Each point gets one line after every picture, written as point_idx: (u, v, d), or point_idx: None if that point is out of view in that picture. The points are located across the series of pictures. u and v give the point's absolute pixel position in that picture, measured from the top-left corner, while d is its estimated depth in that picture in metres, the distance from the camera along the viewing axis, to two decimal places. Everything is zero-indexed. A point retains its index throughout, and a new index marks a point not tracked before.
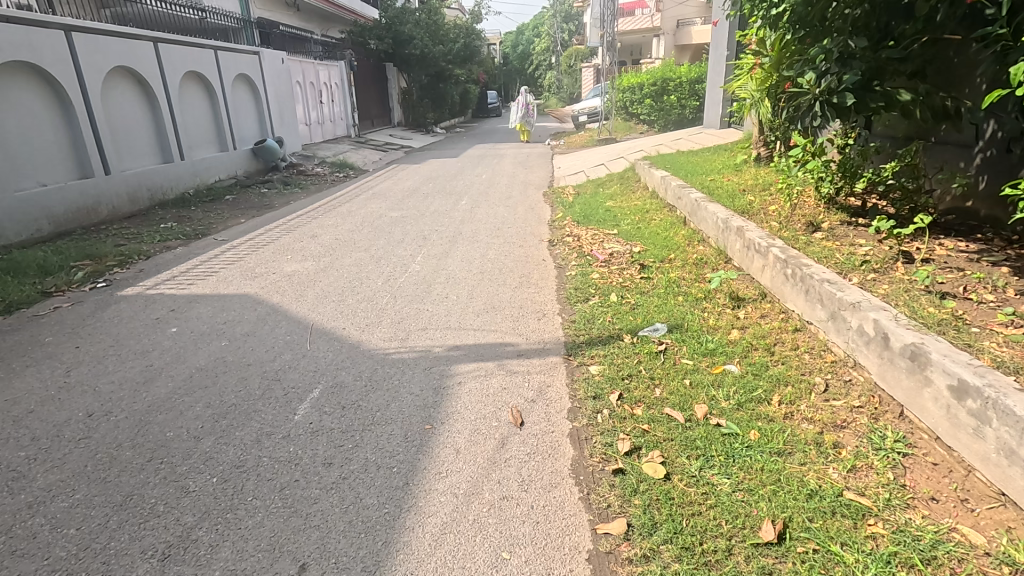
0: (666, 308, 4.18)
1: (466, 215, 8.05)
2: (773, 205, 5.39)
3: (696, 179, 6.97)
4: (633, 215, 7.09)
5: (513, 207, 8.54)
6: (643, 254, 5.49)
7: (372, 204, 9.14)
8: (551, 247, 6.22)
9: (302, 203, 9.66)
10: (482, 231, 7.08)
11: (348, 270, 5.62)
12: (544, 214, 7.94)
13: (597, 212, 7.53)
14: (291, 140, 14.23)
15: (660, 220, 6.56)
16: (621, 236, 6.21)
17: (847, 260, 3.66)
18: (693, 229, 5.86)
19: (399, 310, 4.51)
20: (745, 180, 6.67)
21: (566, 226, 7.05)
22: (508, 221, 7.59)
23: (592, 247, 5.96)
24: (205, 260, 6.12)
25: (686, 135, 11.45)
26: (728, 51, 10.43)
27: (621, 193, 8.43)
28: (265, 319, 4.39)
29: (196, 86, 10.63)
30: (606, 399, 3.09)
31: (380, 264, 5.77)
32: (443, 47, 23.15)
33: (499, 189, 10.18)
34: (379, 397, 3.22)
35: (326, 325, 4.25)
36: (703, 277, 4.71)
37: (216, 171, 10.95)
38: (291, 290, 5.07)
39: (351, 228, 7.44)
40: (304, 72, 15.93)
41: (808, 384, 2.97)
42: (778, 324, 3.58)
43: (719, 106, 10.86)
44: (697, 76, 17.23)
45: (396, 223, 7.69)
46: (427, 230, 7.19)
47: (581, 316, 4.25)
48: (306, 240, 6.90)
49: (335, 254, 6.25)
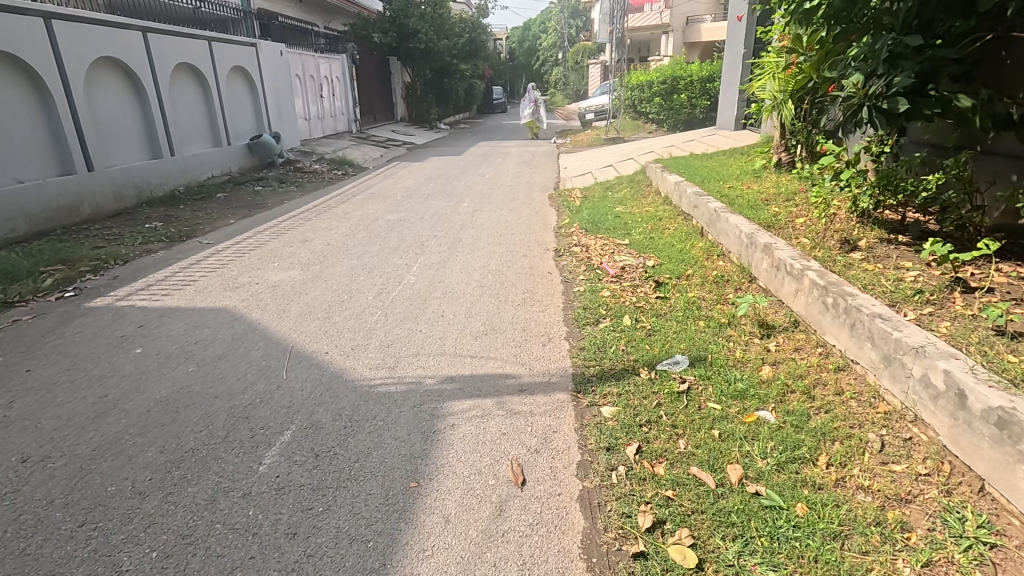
0: (685, 336, 3.74)
1: (468, 219, 7.62)
2: (801, 218, 4.93)
3: (713, 186, 6.52)
4: (645, 223, 6.64)
5: (517, 211, 8.09)
6: (657, 269, 5.05)
7: (369, 205, 8.71)
8: (557, 258, 5.78)
9: (297, 202, 9.23)
10: (484, 238, 6.65)
11: (337, 281, 5.19)
12: (550, 220, 7.49)
13: (606, 219, 7.08)
14: (289, 135, 13.79)
15: (675, 230, 6.12)
16: (633, 248, 5.77)
17: (896, 289, 3.22)
18: (712, 241, 5.42)
19: (390, 331, 4.08)
20: (766, 188, 6.21)
21: (573, 234, 6.62)
22: (511, 227, 7.15)
23: (602, 259, 5.52)
24: (185, 267, 5.70)
25: (698, 136, 10.97)
26: (745, 50, 9.96)
27: (631, 198, 7.97)
28: (240, 339, 3.97)
29: (189, 79, 10.21)
30: (622, 453, 2.66)
31: (373, 274, 5.34)
32: (449, 42, 22.85)
33: (503, 190, 9.73)
34: (359, 443, 2.80)
35: (307, 348, 3.83)
36: (725, 299, 4.27)
37: (209, 167, 10.54)
38: (274, 304, 4.65)
39: (345, 232, 7.01)
40: (304, 65, 15.49)
41: (860, 441, 2.53)
42: (817, 363, 3.15)
43: (735, 107, 10.39)
44: (708, 75, 16.64)
45: (393, 227, 7.26)
46: (425, 236, 6.76)
47: (590, 343, 3.82)
48: (296, 245, 6.47)
49: (325, 261, 5.82)
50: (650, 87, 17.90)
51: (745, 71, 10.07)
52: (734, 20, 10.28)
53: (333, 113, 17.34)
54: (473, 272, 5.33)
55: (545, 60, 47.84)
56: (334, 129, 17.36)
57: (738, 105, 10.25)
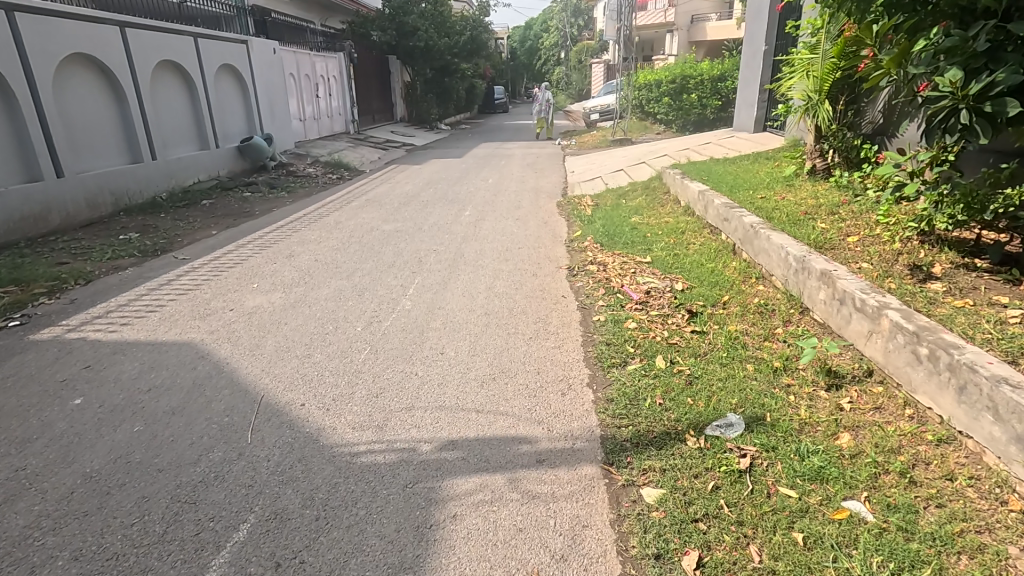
0: (735, 387, 3.11)
1: (470, 230, 6.98)
2: (854, 237, 4.30)
3: (742, 196, 5.88)
4: (666, 238, 6.01)
5: (523, 220, 7.47)
6: (688, 295, 4.42)
7: (363, 214, 8.08)
8: (571, 278, 5.15)
9: (288, 210, 8.60)
10: (488, 252, 6.02)
11: (323, 306, 4.56)
12: (560, 231, 6.86)
13: (622, 231, 6.46)
14: (282, 136, 13.17)
15: (702, 247, 5.49)
16: (656, 267, 5.14)
17: (1007, 337, 2.59)
18: (747, 261, 4.79)
19: (380, 375, 3.45)
20: (804, 200, 5.57)
21: (587, 248, 6.00)
22: (518, 240, 6.51)
23: (623, 280, 4.89)
24: (154, 288, 5.07)
25: (715, 138, 10.34)
26: (767, 47, 9.31)
27: (648, 208, 7.34)
28: (201, 386, 3.33)
29: (173, 77, 9.59)
30: (677, 567, 2.04)
31: (364, 298, 4.72)
32: (449, 40, 22.09)
33: (508, 196, 9.11)
34: (334, 545, 2.17)
35: (280, 398, 3.20)
36: (774, 336, 3.64)
37: (195, 171, 9.93)
38: (248, 337, 4.02)
39: (335, 246, 6.38)
40: (300, 63, 14.88)
41: (999, 558, 1.90)
42: (912, 432, 2.52)
43: (754, 108, 9.77)
44: (720, 74, 15.92)
45: (388, 239, 6.63)
46: (424, 250, 6.13)
47: (619, 392, 3.19)
48: (280, 261, 5.84)
49: (311, 281, 5.20)
50: (658, 87, 17.45)
51: (766, 70, 9.43)
52: (753, 15, 9.68)
53: (330, 113, 16.72)
54: (477, 297, 4.70)
55: (546, 59, 47.20)
56: (330, 130, 16.74)
57: (758, 105, 9.60)
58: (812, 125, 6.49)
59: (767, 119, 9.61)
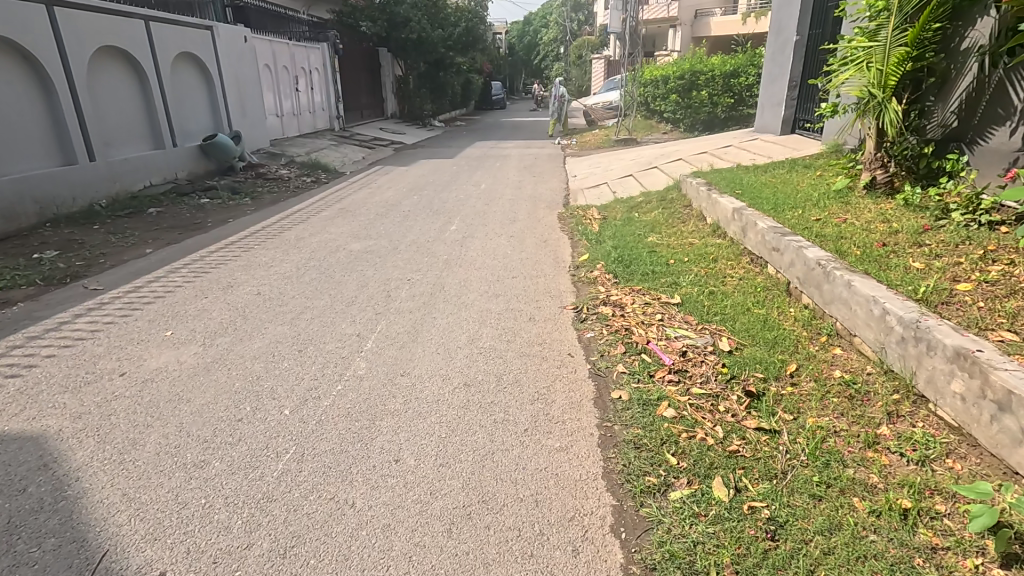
0: (850, 552, 1.97)
1: (454, 251, 5.82)
2: (967, 283, 3.14)
3: (791, 216, 4.71)
4: (693, 267, 4.86)
5: (519, 238, 6.30)
6: (739, 360, 3.26)
7: (331, 227, 6.90)
8: (579, 325, 4.01)
9: (246, 222, 7.41)
10: (475, 284, 4.85)
11: (246, 371, 3.39)
12: (562, 255, 5.69)
13: (638, 256, 5.30)
14: (254, 134, 11.95)
15: (744, 283, 4.33)
16: (687, 311, 3.99)
17: None
18: (812, 311, 3.63)
19: (297, 510, 2.28)
20: (871, 223, 4.42)
21: (598, 280, 4.84)
22: (511, 266, 5.33)
23: (645, 330, 3.74)
24: (36, 335, 3.90)
25: (735, 140, 9.17)
26: (800, 36, 8.15)
27: (667, 225, 6.19)
28: (13, 531, 2.15)
29: (119, 66, 8.40)
30: None
31: (304, 357, 3.55)
32: (443, 31, 20.72)
33: (502, 206, 7.95)
34: None
35: (128, 561, 2.03)
36: (883, 444, 2.48)
37: (146, 174, 8.74)
38: (126, 426, 2.84)
39: (287, 272, 5.20)
40: (277, 53, 13.63)
41: None
42: None
43: (780, 107, 8.63)
44: (733, 69, 14.69)
45: (354, 263, 5.45)
46: (394, 280, 4.96)
47: (664, 556, 2.03)
48: (213, 294, 4.67)
49: (243, 326, 4.02)
50: (666, 82, 16.26)
51: (797, 63, 8.28)
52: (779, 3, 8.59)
53: (311, 108, 15.49)
54: (457, 358, 3.53)
55: (545, 55, 45.92)
56: (312, 126, 15.53)
57: (786, 104, 8.48)
58: (870, 129, 5.30)
59: (796, 120, 8.49)
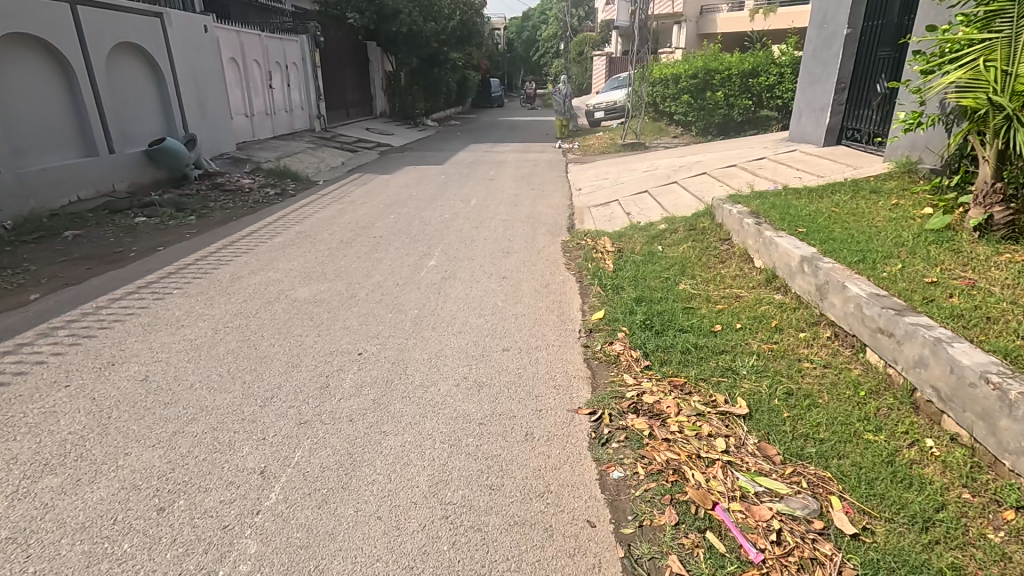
0: None
1: (428, 301, 4.48)
2: None
3: (892, 275, 3.37)
4: (751, 342, 3.53)
5: (513, 282, 4.96)
6: (880, 563, 1.93)
7: (279, 262, 5.53)
8: (600, 453, 2.66)
9: (178, 250, 6.03)
10: (450, 363, 3.50)
11: (49, 566, 2.03)
12: (569, 309, 4.35)
13: (671, 316, 3.96)
14: (217, 138, 10.56)
15: (836, 381, 3.00)
16: (765, 435, 2.64)
17: None
18: (974, 455, 2.29)
19: None
20: (1015, 290, 3.07)
21: (620, 359, 3.50)
22: (501, 329, 3.98)
23: (707, 479, 2.39)
24: None
25: (769, 150, 7.81)
26: (851, 29, 6.81)
27: (701, 266, 4.86)
28: None
29: (35, 59, 7.05)
30: None
31: (161, 529, 2.20)
32: (437, 25, 19.23)
33: (493, 231, 6.60)
34: None
35: None
36: None
37: (72, 188, 7.39)
38: None
39: (198, 339, 3.85)
40: (246, 46, 12.21)
41: None
42: None
43: (825, 113, 7.25)
44: (752, 68, 13.34)
45: (292, 323, 4.10)
46: (340, 354, 3.61)
47: None
48: (81, 381, 3.31)
49: (96, 451, 2.66)
50: (676, 82, 14.94)
51: (846, 61, 6.95)
52: None
53: (288, 106, 14.06)
54: (406, 536, 2.18)
55: (544, 49, 44.42)
56: (289, 127, 14.15)
57: (832, 110, 7.13)
58: (984, 151, 3.94)
59: (843, 128, 7.19)
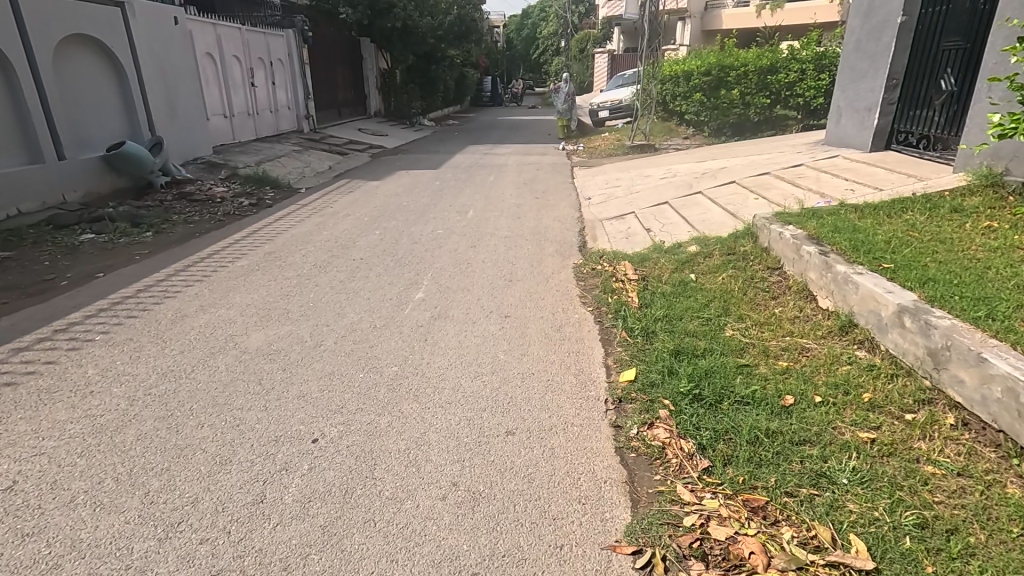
0: None
1: (411, 353, 3.55)
2: None
3: None
4: (841, 426, 2.60)
5: (518, 323, 4.03)
6: None
7: (236, 294, 4.60)
8: None
9: (120, 277, 5.07)
10: (434, 459, 2.57)
11: None
12: (589, 366, 3.42)
13: (725, 381, 3.01)
14: (190, 141, 9.62)
15: (987, 506, 2.08)
16: None
17: None
18: None
19: None
20: None
21: (663, 454, 2.56)
22: (505, 398, 3.05)
23: None
24: None
25: (805, 154, 6.86)
26: (906, 17, 5.87)
27: (748, 304, 3.93)
28: None
29: None
30: None
31: None
32: (433, 20, 17.96)
33: (493, 251, 5.68)
34: None
35: None
36: None
37: (9, 201, 6.46)
38: None
39: (103, 416, 2.90)
40: (224, 40, 11.25)
41: None
42: None
43: (872, 114, 6.30)
44: (770, 65, 12.42)
45: (233, 388, 3.17)
46: (287, 441, 2.69)
47: None
48: None
49: None
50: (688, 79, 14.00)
51: (900, 54, 6.01)
52: None
53: (271, 106, 13.09)
54: None
55: (544, 46, 43.35)
56: (273, 128, 13.20)
57: (882, 110, 6.20)
58: None
59: (893, 130, 6.27)
